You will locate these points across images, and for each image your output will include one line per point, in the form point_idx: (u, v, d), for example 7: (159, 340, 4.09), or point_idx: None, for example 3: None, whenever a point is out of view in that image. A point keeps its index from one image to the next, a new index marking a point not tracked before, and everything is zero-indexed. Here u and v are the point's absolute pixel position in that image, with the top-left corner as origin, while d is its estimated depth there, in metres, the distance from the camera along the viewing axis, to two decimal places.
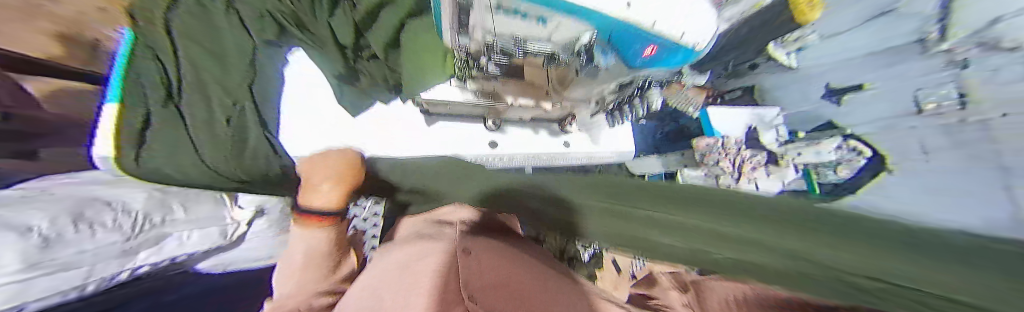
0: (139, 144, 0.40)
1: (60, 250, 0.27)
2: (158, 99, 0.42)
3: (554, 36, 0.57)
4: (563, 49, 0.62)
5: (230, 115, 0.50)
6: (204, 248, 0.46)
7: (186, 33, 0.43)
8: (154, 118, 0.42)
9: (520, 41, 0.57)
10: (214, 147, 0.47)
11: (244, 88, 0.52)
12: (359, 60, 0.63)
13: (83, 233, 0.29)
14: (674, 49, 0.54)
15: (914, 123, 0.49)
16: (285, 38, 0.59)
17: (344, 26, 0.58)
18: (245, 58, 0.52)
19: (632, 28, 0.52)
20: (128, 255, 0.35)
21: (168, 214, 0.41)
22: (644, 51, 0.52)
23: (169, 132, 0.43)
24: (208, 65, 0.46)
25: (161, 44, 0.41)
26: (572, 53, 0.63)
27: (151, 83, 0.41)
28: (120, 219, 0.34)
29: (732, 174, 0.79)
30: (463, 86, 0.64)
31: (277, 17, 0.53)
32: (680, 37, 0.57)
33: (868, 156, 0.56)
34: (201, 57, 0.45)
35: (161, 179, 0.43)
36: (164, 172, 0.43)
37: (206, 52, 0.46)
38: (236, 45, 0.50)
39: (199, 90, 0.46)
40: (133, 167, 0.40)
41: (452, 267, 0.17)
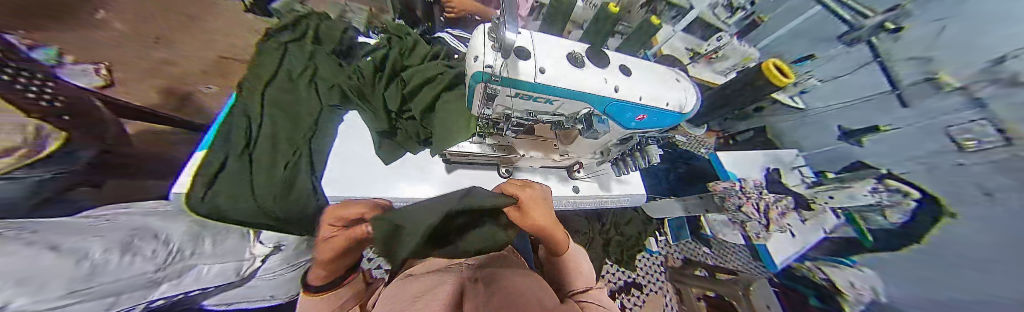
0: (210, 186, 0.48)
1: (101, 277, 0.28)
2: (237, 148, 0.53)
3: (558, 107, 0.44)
4: (566, 116, 0.47)
5: (287, 162, 0.54)
6: (219, 284, 0.46)
7: (275, 103, 0.61)
8: (227, 166, 0.51)
9: (529, 114, 0.46)
10: (265, 188, 0.51)
11: (305, 137, 0.59)
12: (399, 120, 0.67)
13: (118, 260, 0.30)
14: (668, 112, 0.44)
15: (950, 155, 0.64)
16: (346, 105, 0.68)
17: (393, 95, 0.68)
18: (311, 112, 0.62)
19: (614, 98, 0.40)
20: (153, 286, 0.34)
21: (198, 247, 0.44)
22: (635, 114, 0.43)
23: (233, 178, 0.50)
24: (280, 120, 0.59)
25: (252, 109, 0.58)
26: (574, 120, 0.46)
27: (238, 136, 0.54)
28: (157, 250, 0.36)
29: (759, 221, 0.72)
30: (480, 141, 0.60)
31: (342, 88, 0.67)
32: (685, 98, 0.45)
33: (921, 198, 0.78)
34: (277, 115, 0.59)
35: (218, 215, 0.47)
36: (221, 209, 0.47)
37: (284, 114, 0.60)
38: (307, 109, 0.63)
39: (269, 140, 0.56)
40: (197, 202, 0.46)
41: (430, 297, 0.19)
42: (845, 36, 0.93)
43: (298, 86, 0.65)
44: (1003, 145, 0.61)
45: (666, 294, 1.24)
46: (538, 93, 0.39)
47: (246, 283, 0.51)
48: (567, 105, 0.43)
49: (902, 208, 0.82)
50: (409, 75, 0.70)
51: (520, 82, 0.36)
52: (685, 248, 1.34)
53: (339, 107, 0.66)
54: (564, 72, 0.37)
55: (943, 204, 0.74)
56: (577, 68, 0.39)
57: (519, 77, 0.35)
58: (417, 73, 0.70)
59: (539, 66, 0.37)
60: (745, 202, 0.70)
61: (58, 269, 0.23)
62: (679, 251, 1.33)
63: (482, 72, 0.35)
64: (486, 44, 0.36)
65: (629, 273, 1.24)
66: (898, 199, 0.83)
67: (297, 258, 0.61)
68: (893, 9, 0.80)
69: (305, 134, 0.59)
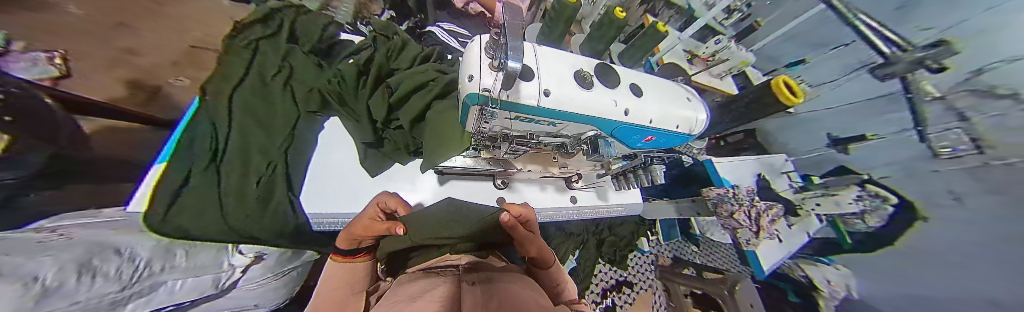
0: (172, 202, 0.43)
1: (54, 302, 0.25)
2: (203, 159, 0.49)
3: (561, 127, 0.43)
4: (569, 138, 0.50)
5: (261, 176, 0.52)
6: (191, 299, 0.42)
7: (244, 107, 0.57)
8: (190, 182, 0.46)
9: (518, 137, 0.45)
10: (238, 205, 0.49)
11: (281, 148, 0.57)
12: (387, 130, 0.66)
13: (76, 281, 0.26)
14: (676, 134, 0.49)
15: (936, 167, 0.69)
16: (328, 111, 0.67)
17: (377, 103, 0.65)
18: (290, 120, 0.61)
19: (634, 124, 0.42)
20: (118, 306, 0.31)
21: (170, 261, 0.40)
22: (642, 135, 0.47)
23: (198, 195, 0.46)
24: (253, 129, 0.56)
25: (218, 114, 0.53)
26: (579, 142, 0.49)
27: (202, 144, 0.50)
28: (121, 268, 0.33)
29: (749, 228, 0.73)
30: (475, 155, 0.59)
31: (322, 92, 0.65)
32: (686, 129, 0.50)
33: (897, 205, 0.78)
34: (249, 122, 0.56)
35: (182, 234, 0.44)
36: (187, 230, 0.44)
37: (255, 121, 0.57)
38: (284, 115, 0.61)
39: (240, 150, 0.53)
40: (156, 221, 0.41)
41: None
42: (876, 69, 0.76)
43: (272, 90, 0.62)
44: (977, 155, 0.59)
45: (656, 291, 1.28)
46: (539, 117, 0.37)
47: (228, 293, 0.49)
48: (571, 126, 0.43)
49: (880, 213, 0.82)
50: (396, 82, 0.67)
51: (522, 106, 0.34)
52: (675, 247, 1.37)
53: (321, 113, 0.66)
54: (570, 97, 0.36)
55: (919, 209, 0.73)
56: (585, 90, 0.37)
57: (520, 101, 0.33)
58: (409, 78, 0.67)
59: (544, 88, 0.34)
60: (737, 209, 0.71)
61: (7, 296, 0.20)
62: (669, 250, 1.37)
63: (478, 94, 0.32)
64: (483, 62, 0.32)
65: (620, 272, 1.26)
66: (879, 205, 0.82)
67: (284, 265, 0.58)
68: (936, 44, 0.62)
69: (282, 146, 0.57)
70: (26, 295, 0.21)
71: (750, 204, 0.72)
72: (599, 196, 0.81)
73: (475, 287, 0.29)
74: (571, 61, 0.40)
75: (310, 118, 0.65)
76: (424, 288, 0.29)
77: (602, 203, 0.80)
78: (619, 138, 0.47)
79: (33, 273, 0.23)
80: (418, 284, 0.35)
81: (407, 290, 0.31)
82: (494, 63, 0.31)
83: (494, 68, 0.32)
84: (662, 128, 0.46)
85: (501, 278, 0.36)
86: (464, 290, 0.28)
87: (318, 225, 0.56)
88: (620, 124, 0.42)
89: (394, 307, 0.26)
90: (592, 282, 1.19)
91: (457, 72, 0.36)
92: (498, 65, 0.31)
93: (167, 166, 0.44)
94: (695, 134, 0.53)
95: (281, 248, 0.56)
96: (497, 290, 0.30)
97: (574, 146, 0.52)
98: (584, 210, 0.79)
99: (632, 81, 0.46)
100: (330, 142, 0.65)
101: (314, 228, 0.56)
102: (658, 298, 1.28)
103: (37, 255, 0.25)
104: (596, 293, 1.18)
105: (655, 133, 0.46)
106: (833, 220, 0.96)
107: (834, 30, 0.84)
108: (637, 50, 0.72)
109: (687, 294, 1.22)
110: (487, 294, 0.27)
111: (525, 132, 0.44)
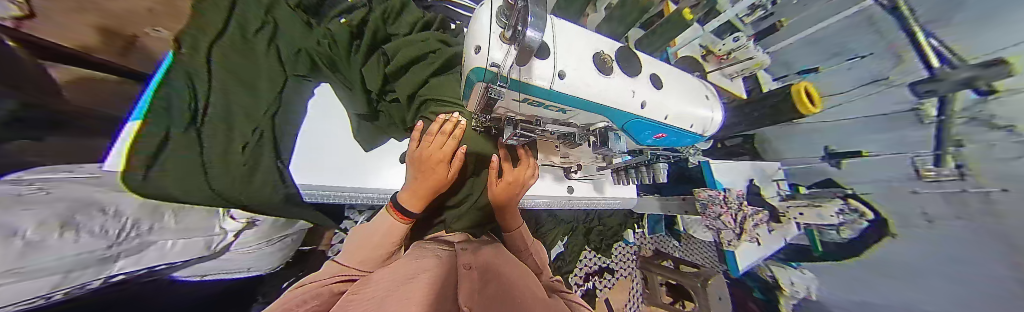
0: (151, 165, 0.39)
1: (39, 257, 0.24)
2: (180, 121, 0.43)
3: (573, 114, 0.41)
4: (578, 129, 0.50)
5: (247, 141, 0.50)
6: (184, 259, 0.43)
7: (226, 63, 0.50)
8: (169, 142, 0.42)
9: (527, 125, 0.44)
10: (223, 170, 0.47)
11: (268, 115, 0.53)
12: (382, 102, 0.70)
13: (65, 238, 0.26)
14: (688, 134, 0.51)
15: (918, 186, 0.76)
16: (316, 76, 0.64)
17: (373, 73, 0.68)
18: (276, 83, 0.56)
19: (649, 121, 0.43)
20: (106, 263, 0.31)
21: (159, 221, 0.39)
22: (655, 132, 0.47)
23: (177, 157, 0.43)
24: (236, 90, 0.51)
25: (196, 70, 0.46)
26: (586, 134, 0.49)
27: (179, 105, 0.43)
28: (110, 225, 0.32)
29: (734, 229, 0.76)
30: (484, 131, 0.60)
31: (312, 55, 0.62)
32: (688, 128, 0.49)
33: (871, 218, 0.85)
34: (231, 81, 0.50)
35: (166, 197, 0.41)
36: (168, 191, 0.41)
37: (239, 82, 0.51)
38: (271, 78, 0.55)
39: (223, 115, 0.48)
40: (139, 183, 0.38)
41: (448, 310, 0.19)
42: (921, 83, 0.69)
43: (256, 46, 0.55)
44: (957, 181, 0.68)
45: (635, 279, 1.37)
46: (553, 102, 0.36)
47: (221, 256, 0.49)
48: (581, 115, 0.42)
49: (852, 227, 0.89)
50: (391, 50, 0.71)
51: (533, 88, 0.32)
52: (657, 240, 1.43)
53: (310, 78, 0.63)
54: (587, 83, 0.34)
55: (891, 226, 0.82)
56: (604, 76, 0.36)
57: (532, 82, 0.31)
58: (402, 49, 0.71)
59: (560, 69, 0.32)
60: (725, 212, 0.73)
61: None
62: (652, 243, 1.43)
63: (485, 69, 0.29)
64: (495, 31, 0.29)
65: (603, 259, 1.32)
66: (851, 220, 0.88)
67: (277, 232, 0.58)
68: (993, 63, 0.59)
69: (269, 110, 0.54)
70: (12, 249, 0.21)
71: (738, 208, 0.74)
72: (596, 188, 0.82)
73: (472, 272, 0.30)
74: (591, 41, 0.37)
75: (298, 81, 0.60)
76: (422, 273, 0.30)
77: (597, 195, 0.81)
78: (631, 133, 0.46)
79: (24, 227, 0.23)
80: (415, 262, 0.36)
81: (401, 270, 0.32)
82: (506, 34, 0.27)
83: (507, 41, 0.29)
84: (674, 127, 0.47)
85: (498, 263, 0.37)
86: (462, 274, 0.29)
87: (309, 196, 0.57)
88: (635, 116, 0.41)
89: (395, 283, 0.27)
90: (577, 267, 1.24)
91: (464, 41, 0.33)
92: (511, 38, 0.27)
93: (141, 125, 0.38)
94: (707, 134, 0.54)
95: (278, 217, 0.57)
96: (498, 277, 0.31)
97: (581, 138, 0.51)
98: (580, 200, 0.81)
99: (653, 71, 0.44)
100: (318, 109, 0.64)
101: (305, 199, 0.57)
102: (635, 285, 1.37)
103: (23, 209, 0.23)
104: (578, 277, 1.24)
105: (668, 131, 0.47)
106: (806, 231, 1.00)
107: (869, 35, 0.76)
108: (658, 38, 0.68)
109: (662, 283, 1.32)
110: (489, 283, 0.28)
111: (528, 116, 0.43)
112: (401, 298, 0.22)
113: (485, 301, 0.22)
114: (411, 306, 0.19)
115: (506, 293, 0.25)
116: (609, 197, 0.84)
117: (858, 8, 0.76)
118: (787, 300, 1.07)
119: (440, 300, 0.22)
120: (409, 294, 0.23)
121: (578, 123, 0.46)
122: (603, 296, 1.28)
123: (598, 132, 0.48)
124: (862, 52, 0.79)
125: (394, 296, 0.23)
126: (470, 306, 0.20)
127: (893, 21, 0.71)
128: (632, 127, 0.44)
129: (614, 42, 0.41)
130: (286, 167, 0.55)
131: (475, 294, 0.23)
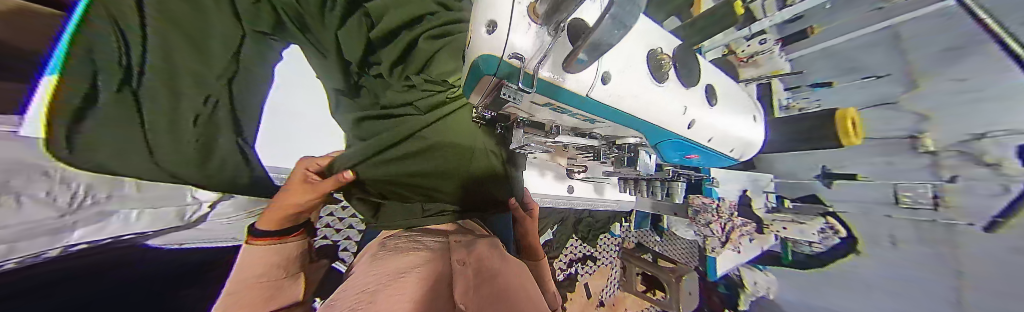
0: (70, 131, 0.31)
1: None
2: (110, 82, 0.35)
3: (598, 121, 0.36)
4: (602, 141, 0.50)
5: (200, 111, 0.45)
6: (154, 229, 0.41)
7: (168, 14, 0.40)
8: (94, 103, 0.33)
9: (535, 134, 0.41)
10: (175, 140, 0.42)
11: (222, 82, 0.48)
12: (365, 76, 0.62)
13: (7, 207, 0.22)
14: (718, 155, 0.49)
15: (886, 213, 0.80)
16: (280, 35, 0.55)
17: (354, 40, 0.59)
18: (232, 44, 0.48)
19: (685, 142, 0.41)
20: (58, 233, 0.29)
21: (117, 190, 0.36)
22: (687, 153, 0.45)
23: (106, 121, 0.35)
24: (185, 50, 0.43)
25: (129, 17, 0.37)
26: (611, 144, 0.50)
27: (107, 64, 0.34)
28: (56, 192, 0.28)
29: (720, 237, 0.80)
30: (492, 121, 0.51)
31: (276, 6, 0.51)
32: (725, 151, 0.48)
33: (845, 237, 0.87)
34: (178, 39, 0.42)
35: (98, 167, 0.34)
36: (105, 166, 0.34)
37: (186, 37, 0.43)
38: (222, 33, 0.47)
39: (164, 77, 0.40)
40: (67, 154, 0.30)
41: (434, 302, 0.17)
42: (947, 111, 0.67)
43: None
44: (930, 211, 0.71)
45: (614, 267, 1.46)
46: (570, 107, 0.31)
47: (198, 225, 0.48)
48: (609, 127, 0.39)
49: (827, 242, 0.90)
50: (377, 11, 0.60)
51: (563, 92, 0.26)
52: (642, 235, 1.47)
53: (274, 37, 0.55)
54: (632, 93, 0.30)
55: (861, 246, 0.86)
56: (658, 84, 0.32)
57: (563, 85, 0.25)
58: (394, 8, 0.59)
59: (603, 71, 0.27)
60: (714, 221, 0.74)
61: None
62: (636, 236, 1.49)
63: (505, 61, 0.22)
64: (522, 3, 0.22)
65: (588, 248, 1.36)
66: (829, 237, 0.88)
67: (252, 206, 0.53)
68: None
69: (223, 75, 0.48)
70: None
71: (727, 218, 0.75)
72: (596, 189, 0.83)
73: (467, 268, 0.28)
74: (646, 35, 0.32)
75: (259, 40, 0.53)
76: (412, 267, 0.28)
77: (597, 197, 0.82)
78: (661, 152, 0.44)
79: None
80: (409, 258, 0.33)
81: (390, 265, 0.30)
82: (539, 10, 0.21)
83: (539, 22, 0.22)
84: (710, 148, 0.45)
85: (492, 261, 0.35)
86: (457, 270, 0.27)
87: (281, 180, 0.57)
88: (676, 135, 0.39)
89: (372, 280, 0.25)
90: (562, 253, 1.27)
91: (472, 10, 0.25)
92: (543, 17, 0.22)
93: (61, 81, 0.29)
94: (743, 158, 0.52)
95: (252, 196, 0.54)
96: (495, 273, 0.30)
97: (606, 152, 0.52)
98: (579, 199, 0.82)
99: (708, 82, 0.41)
100: (288, 77, 0.65)
101: (277, 182, 0.56)
102: (614, 272, 1.46)
103: None
104: (563, 262, 1.28)
105: (700, 153, 0.45)
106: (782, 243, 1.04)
107: (889, 53, 0.74)
108: None
109: (639, 273, 1.41)
110: (483, 279, 0.26)
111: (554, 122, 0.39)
112: (390, 293, 0.19)
113: (482, 295, 0.20)
114: (406, 299, 0.17)
115: (502, 289, 0.24)
116: (607, 199, 0.85)
117: (889, 22, 0.70)
118: (747, 298, 1.16)
119: (432, 298, 0.18)
120: (398, 291, 0.19)
121: (603, 133, 0.45)
122: (583, 280, 1.36)
123: (628, 147, 0.47)
124: (877, 72, 0.77)
125: (385, 290, 0.20)
126: (462, 300, 0.18)
127: (917, 42, 0.68)
128: (667, 148, 0.42)
129: (674, 40, 0.36)
130: (247, 149, 0.52)
131: (470, 292, 0.21)
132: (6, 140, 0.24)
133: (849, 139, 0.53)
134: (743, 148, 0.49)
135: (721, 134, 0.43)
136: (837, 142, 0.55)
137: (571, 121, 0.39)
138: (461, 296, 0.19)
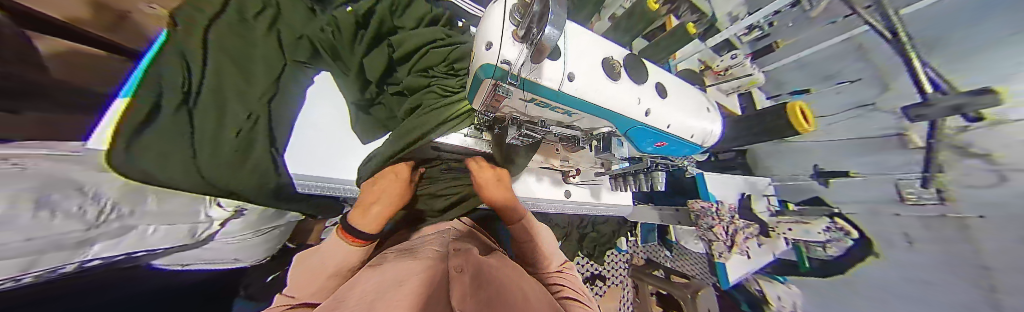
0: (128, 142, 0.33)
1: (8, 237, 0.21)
2: (172, 101, 0.38)
3: (574, 114, 0.40)
4: (581, 133, 0.51)
5: (241, 127, 0.44)
6: (167, 246, 0.41)
7: (220, 45, 0.45)
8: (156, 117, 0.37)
9: (532, 130, 0.45)
10: (215, 154, 0.41)
11: (264, 100, 0.49)
12: (382, 93, 0.66)
13: (41, 218, 0.23)
14: (691, 144, 0.53)
15: (893, 212, 0.84)
16: (315, 63, 0.60)
17: (377, 63, 0.61)
18: (274, 69, 0.51)
19: (649, 130, 0.45)
20: (80, 247, 0.29)
21: (140, 205, 0.37)
22: (657, 140, 0.49)
23: (160, 137, 0.36)
24: (233, 74, 0.46)
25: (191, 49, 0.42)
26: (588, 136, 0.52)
27: (170, 92, 0.38)
28: (87, 207, 0.29)
29: (725, 241, 0.78)
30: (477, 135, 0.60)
31: (314, 42, 0.57)
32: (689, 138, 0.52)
33: (858, 238, 0.91)
34: (228, 64, 0.45)
35: (144, 176, 0.35)
36: (154, 176, 0.36)
37: (232, 58, 0.46)
38: (265, 57, 0.51)
39: (215, 96, 0.43)
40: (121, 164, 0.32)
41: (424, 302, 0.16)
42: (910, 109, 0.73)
43: (253, 29, 0.51)
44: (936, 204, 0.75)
45: (626, 287, 1.38)
46: (562, 105, 0.36)
47: (205, 244, 0.47)
48: (585, 119, 0.43)
49: (840, 245, 0.93)
50: (398, 41, 0.62)
51: (542, 89, 0.32)
52: (649, 249, 1.42)
53: (310, 65, 0.59)
54: (595, 89, 0.35)
55: (875, 246, 0.88)
56: (612, 81, 0.37)
57: (540, 82, 0.31)
58: (406, 40, 0.61)
59: (569, 71, 0.33)
60: (717, 224, 0.75)
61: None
62: (643, 251, 1.44)
63: (495, 67, 0.28)
64: (507, 28, 0.28)
65: (595, 266, 1.30)
66: (840, 238, 0.91)
67: (265, 223, 0.55)
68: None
69: (265, 94, 0.49)
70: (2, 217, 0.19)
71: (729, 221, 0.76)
72: (593, 193, 0.84)
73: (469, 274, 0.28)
74: (603, 47, 0.39)
75: (297, 68, 0.57)
76: (426, 273, 0.27)
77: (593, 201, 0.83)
78: (633, 140, 0.48)
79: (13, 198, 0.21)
80: (419, 266, 0.31)
81: (402, 272, 0.29)
82: (519, 32, 0.27)
83: (519, 40, 0.28)
84: (676, 136, 0.49)
85: (491, 268, 0.34)
86: (456, 277, 0.26)
87: (303, 186, 0.56)
88: (639, 123, 0.43)
89: (368, 291, 0.23)
90: None
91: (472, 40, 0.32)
92: (525, 37, 0.27)
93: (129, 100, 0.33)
94: (706, 145, 0.57)
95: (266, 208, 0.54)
96: (499, 283, 0.28)
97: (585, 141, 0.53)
98: (578, 205, 0.83)
99: (658, 80, 0.46)
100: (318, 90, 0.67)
101: (297, 189, 0.55)
102: (626, 293, 1.38)
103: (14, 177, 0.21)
104: None
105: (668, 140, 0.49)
106: (794, 246, 1.05)
107: (857, 60, 0.81)
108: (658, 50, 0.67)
109: (652, 293, 1.34)
110: (485, 285, 0.25)
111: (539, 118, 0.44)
112: (386, 299, 0.18)
113: (481, 296, 0.19)
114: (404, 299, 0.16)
115: (500, 296, 0.22)
116: (605, 204, 0.87)
117: (846, 35, 0.79)
118: None
119: (435, 299, 0.18)
120: (399, 296, 0.18)
121: (583, 127, 0.48)
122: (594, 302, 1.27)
123: (601, 136, 0.50)
124: (850, 77, 0.85)
125: (387, 296, 0.19)
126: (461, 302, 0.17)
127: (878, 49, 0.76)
128: (634, 136, 0.46)
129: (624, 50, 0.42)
130: (281, 158, 0.51)
131: (474, 298, 0.18)
132: (43, 159, 0.25)
133: (809, 128, 0.57)
134: (708, 138, 0.54)
135: (683, 126, 0.49)
136: (795, 131, 0.60)
137: (557, 117, 0.43)
138: (458, 295, 0.18)
